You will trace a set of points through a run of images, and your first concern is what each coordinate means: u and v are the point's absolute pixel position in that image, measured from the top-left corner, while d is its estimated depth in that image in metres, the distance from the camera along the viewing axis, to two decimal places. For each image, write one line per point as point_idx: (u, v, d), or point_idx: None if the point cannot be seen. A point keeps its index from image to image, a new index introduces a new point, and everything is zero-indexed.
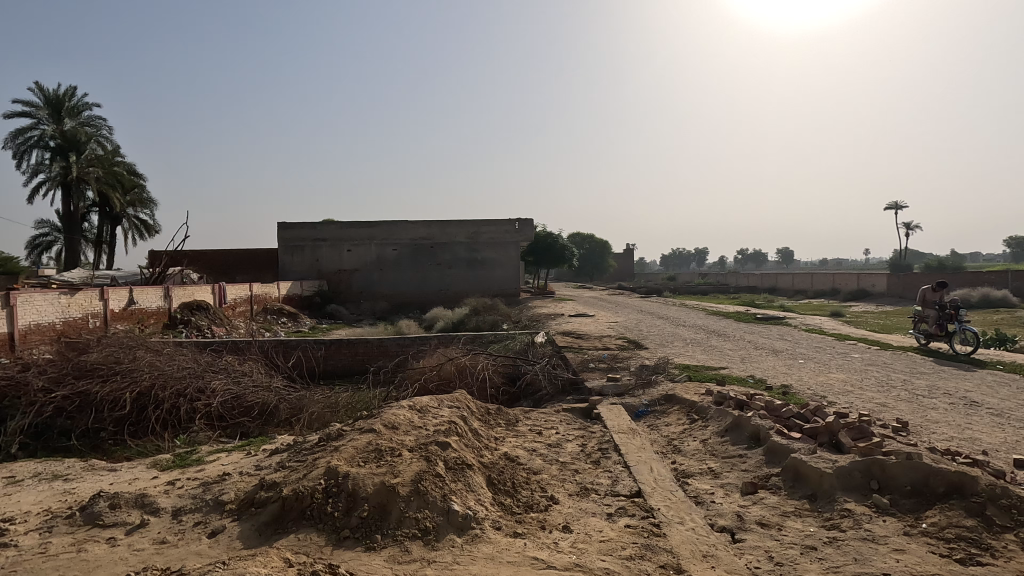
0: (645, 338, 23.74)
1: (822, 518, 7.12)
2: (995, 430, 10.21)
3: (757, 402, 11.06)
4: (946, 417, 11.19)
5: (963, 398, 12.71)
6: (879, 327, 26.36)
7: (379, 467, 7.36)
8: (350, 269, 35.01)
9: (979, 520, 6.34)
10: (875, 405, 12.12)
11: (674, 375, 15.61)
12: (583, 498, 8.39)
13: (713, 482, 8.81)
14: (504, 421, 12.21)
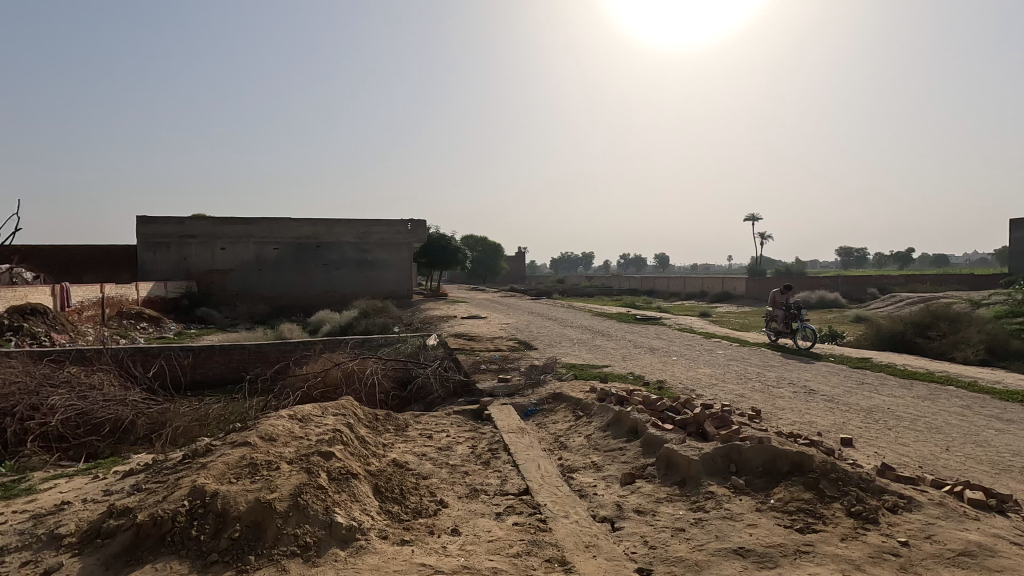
0: (535, 338, 24.44)
1: (689, 502, 7.79)
2: (827, 414, 11.85)
3: (636, 397, 11.84)
4: (790, 404, 12.77)
5: (805, 387, 14.56)
6: (739, 325, 29.46)
7: (253, 483, 6.84)
8: (224, 268, 32.25)
9: (815, 493, 7.26)
10: (734, 396, 13.51)
11: (562, 374, 16.24)
12: (472, 500, 8.43)
13: (595, 475, 9.29)
14: (392, 426, 11.93)
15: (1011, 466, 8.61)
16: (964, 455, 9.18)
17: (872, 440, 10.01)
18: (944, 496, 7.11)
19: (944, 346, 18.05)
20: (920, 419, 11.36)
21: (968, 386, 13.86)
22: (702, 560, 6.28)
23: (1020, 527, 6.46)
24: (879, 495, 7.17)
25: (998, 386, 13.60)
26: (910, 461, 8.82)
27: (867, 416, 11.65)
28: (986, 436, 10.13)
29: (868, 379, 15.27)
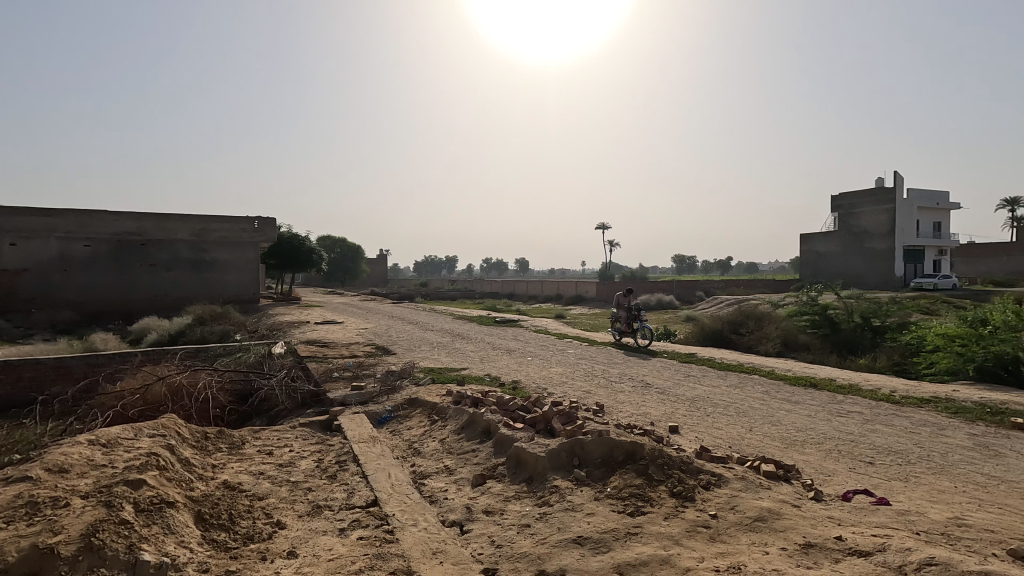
0: (394, 343, 23.79)
1: (536, 497, 8.06)
2: (659, 405, 13.11)
3: (490, 399, 12.01)
4: (629, 397, 13.93)
5: (642, 381, 15.95)
6: (590, 326, 31.59)
7: (30, 527, 5.82)
8: (13, 267, 26.81)
9: (645, 478, 7.92)
10: (582, 393, 14.39)
11: (419, 378, 15.98)
12: (314, 518, 7.88)
13: (447, 480, 9.24)
14: (225, 445, 10.74)
15: (796, 441, 10.20)
16: (764, 435, 10.68)
17: (694, 426, 11.29)
18: (747, 471, 8.18)
19: (752, 340, 21.00)
20: (732, 405, 13.02)
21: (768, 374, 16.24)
22: (545, 552, 6.50)
23: (801, 492, 7.64)
24: (696, 475, 8.03)
25: (790, 373, 16.13)
26: (723, 443, 10.04)
27: (690, 405, 13.11)
28: (780, 417, 11.91)
29: (694, 372, 17.20)
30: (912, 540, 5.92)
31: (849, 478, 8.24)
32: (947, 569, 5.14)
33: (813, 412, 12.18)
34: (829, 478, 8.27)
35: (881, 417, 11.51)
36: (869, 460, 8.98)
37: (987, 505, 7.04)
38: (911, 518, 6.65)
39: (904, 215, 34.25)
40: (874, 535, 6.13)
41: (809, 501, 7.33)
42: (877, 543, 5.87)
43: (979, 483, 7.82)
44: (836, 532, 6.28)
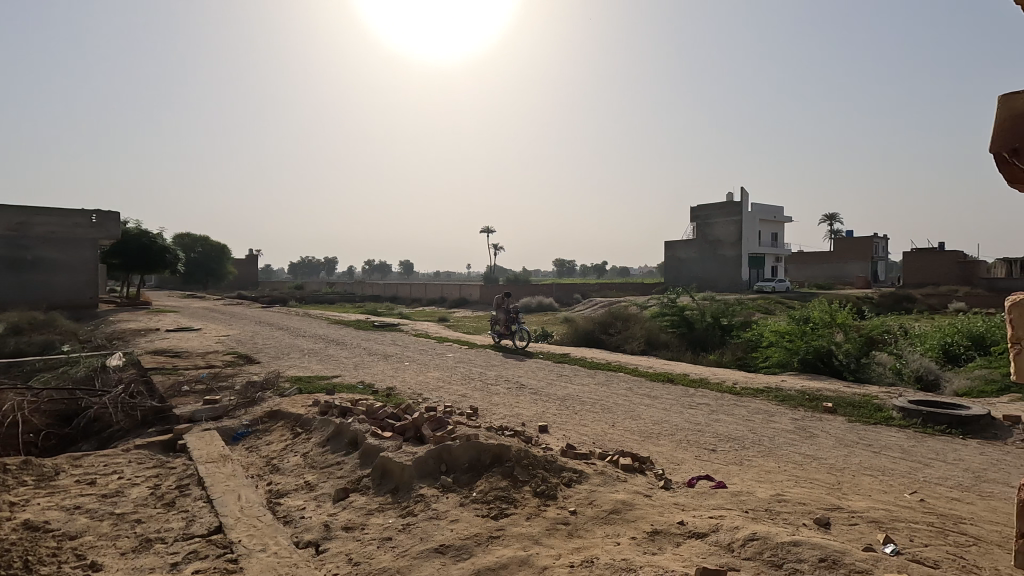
0: (258, 351, 21.89)
1: (400, 508, 7.62)
2: (531, 405, 13.36)
3: (360, 407, 11.38)
4: (503, 399, 14.07)
5: (516, 383, 16.12)
6: (473, 327, 31.68)
7: None
8: None
9: (510, 479, 7.88)
10: (457, 397, 14.25)
11: (285, 388, 14.78)
12: (141, 555, 6.80)
13: (306, 497, 8.50)
14: (32, 475, 9.02)
15: (653, 433, 10.83)
16: (626, 430, 11.20)
17: (563, 424, 11.64)
18: (606, 467, 8.45)
19: (619, 339, 22.18)
20: (598, 403, 13.56)
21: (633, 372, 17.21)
22: (403, 565, 6.08)
23: (654, 483, 7.98)
24: (558, 475, 8.12)
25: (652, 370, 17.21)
26: (586, 440, 10.37)
27: (561, 404, 13.52)
28: (640, 412, 12.61)
29: (567, 372, 17.80)
30: (739, 519, 6.21)
31: (695, 466, 8.84)
32: (762, 541, 5.37)
33: (668, 405, 13.05)
34: (678, 467, 8.81)
35: (728, 408, 12.59)
36: (713, 448, 9.73)
37: (801, 480, 7.84)
38: (743, 496, 7.00)
39: (748, 226, 38.51)
40: (711, 517, 6.39)
41: (659, 491, 7.64)
42: (710, 525, 6.09)
43: (797, 462, 8.76)
44: (679, 517, 6.48)
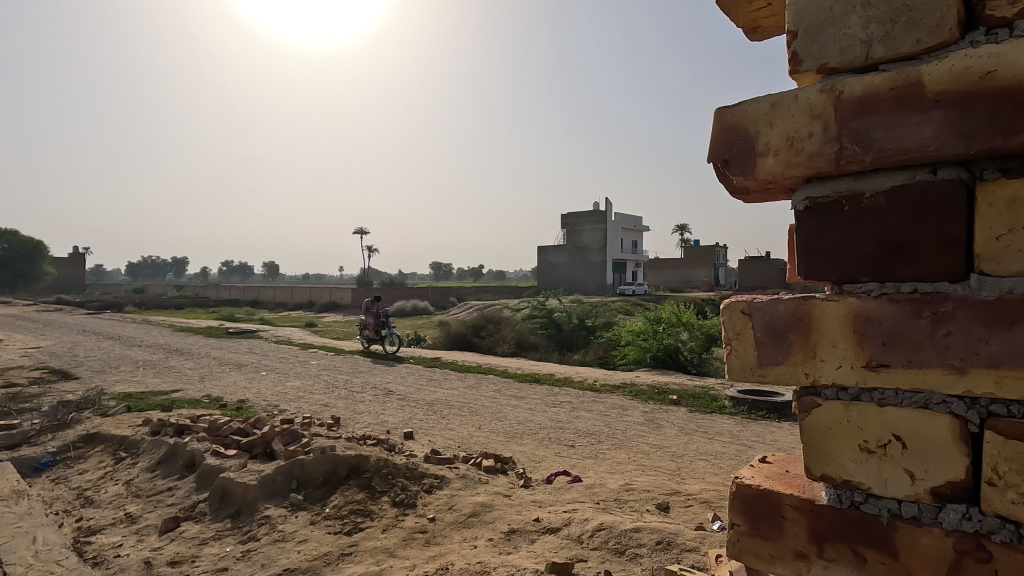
0: (74, 366, 18.30)
1: (239, 534, 5.56)
2: (398, 412, 12.49)
3: (201, 424, 8.50)
4: (368, 408, 13.04)
5: (384, 394, 14.63)
6: (344, 333, 29.75)
7: None
8: None
9: (367, 492, 5.96)
10: (318, 408, 12.85)
11: (110, 407, 12.16)
12: None
13: (125, 531, 6.00)
14: None
15: (521, 435, 10.20)
16: (491, 432, 10.51)
17: (430, 427, 10.77)
18: (468, 469, 6.80)
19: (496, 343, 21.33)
20: (470, 411, 12.49)
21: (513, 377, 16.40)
22: None
23: (516, 482, 6.68)
24: (417, 481, 6.22)
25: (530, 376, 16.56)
26: (454, 445, 9.17)
27: (428, 409, 12.72)
28: (511, 418, 11.78)
29: (436, 377, 17.18)
30: (589, 511, 5.27)
31: (556, 462, 8.20)
32: (612, 532, 4.49)
33: (539, 411, 12.45)
34: (539, 464, 8.08)
35: (589, 409, 12.43)
36: (572, 444, 9.38)
37: (648, 467, 7.88)
38: (595, 489, 6.33)
39: (613, 237, 40.84)
40: (563, 511, 5.28)
41: (520, 490, 6.37)
42: (563, 518, 5.03)
43: (643, 451, 8.96)
44: (533, 514, 5.27)
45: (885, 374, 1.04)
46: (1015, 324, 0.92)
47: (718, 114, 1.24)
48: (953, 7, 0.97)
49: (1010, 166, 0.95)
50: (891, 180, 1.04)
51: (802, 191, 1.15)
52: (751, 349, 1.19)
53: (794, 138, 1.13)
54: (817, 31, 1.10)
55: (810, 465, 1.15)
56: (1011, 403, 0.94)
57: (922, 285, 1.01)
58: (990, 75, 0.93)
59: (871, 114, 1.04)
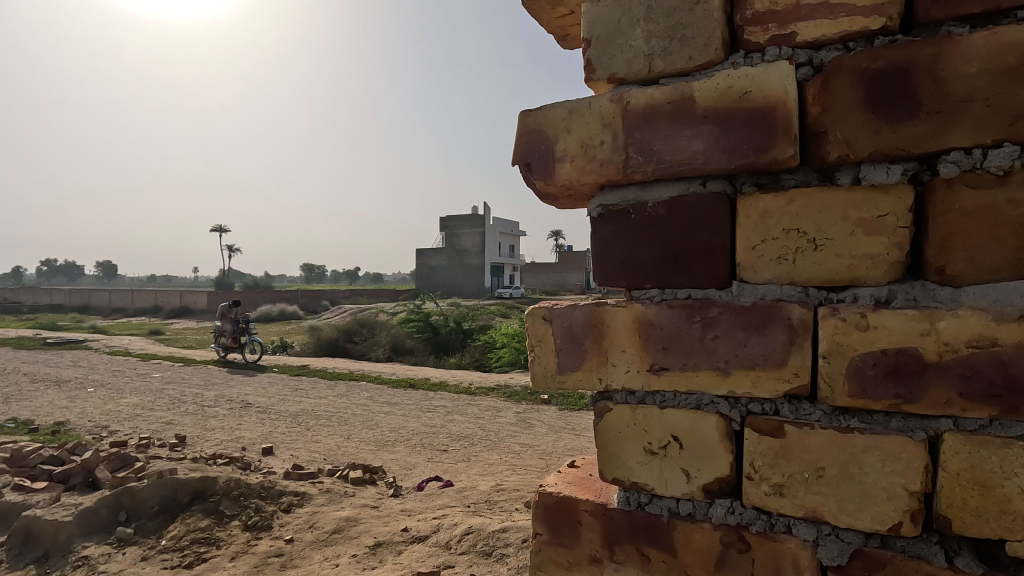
0: None
1: None
2: (261, 388, 9.97)
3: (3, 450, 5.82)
4: (216, 387, 10.26)
5: (214, 391, 9.88)
6: (195, 343, 25.61)
7: None
8: None
9: (215, 517, 4.21)
10: (145, 395, 9.79)
11: None
12: None
13: None
14: None
15: (392, 440, 6.61)
16: (335, 418, 7.67)
17: (291, 406, 8.50)
18: (332, 479, 4.89)
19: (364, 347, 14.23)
20: (331, 407, 8.34)
21: (358, 377, 10.90)
22: None
23: (385, 492, 4.76)
24: (274, 501, 4.40)
25: (387, 374, 11.30)
26: (318, 455, 5.94)
27: (294, 385, 10.28)
28: (385, 416, 7.77)
29: (288, 357, 14.05)
30: (460, 515, 4.07)
31: (430, 469, 5.55)
32: (480, 534, 3.60)
33: (415, 406, 8.46)
34: (410, 472, 5.44)
35: (475, 403, 8.73)
36: (444, 448, 6.30)
37: (515, 466, 5.62)
38: (467, 492, 4.68)
39: (494, 237, 40.40)
40: (432, 518, 4.07)
41: (389, 500, 4.56)
42: (430, 526, 3.88)
43: (516, 448, 6.29)
44: (399, 524, 3.98)
45: (665, 376, 1.07)
46: (765, 329, 0.99)
47: (522, 117, 1.22)
48: (718, 30, 1.03)
49: (762, 182, 1.03)
50: (669, 193, 1.08)
51: (596, 198, 1.17)
52: (552, 356, 1.18)
53: (588, 145, 1.14)
54: (607, 41, 1.13)
55: (608, 471, 1.16)
56: (767, 400, 1.01)
57: (695, 293, 1.06)
58: (746, 95, 0.99)
59: (650, 126, 1.07)
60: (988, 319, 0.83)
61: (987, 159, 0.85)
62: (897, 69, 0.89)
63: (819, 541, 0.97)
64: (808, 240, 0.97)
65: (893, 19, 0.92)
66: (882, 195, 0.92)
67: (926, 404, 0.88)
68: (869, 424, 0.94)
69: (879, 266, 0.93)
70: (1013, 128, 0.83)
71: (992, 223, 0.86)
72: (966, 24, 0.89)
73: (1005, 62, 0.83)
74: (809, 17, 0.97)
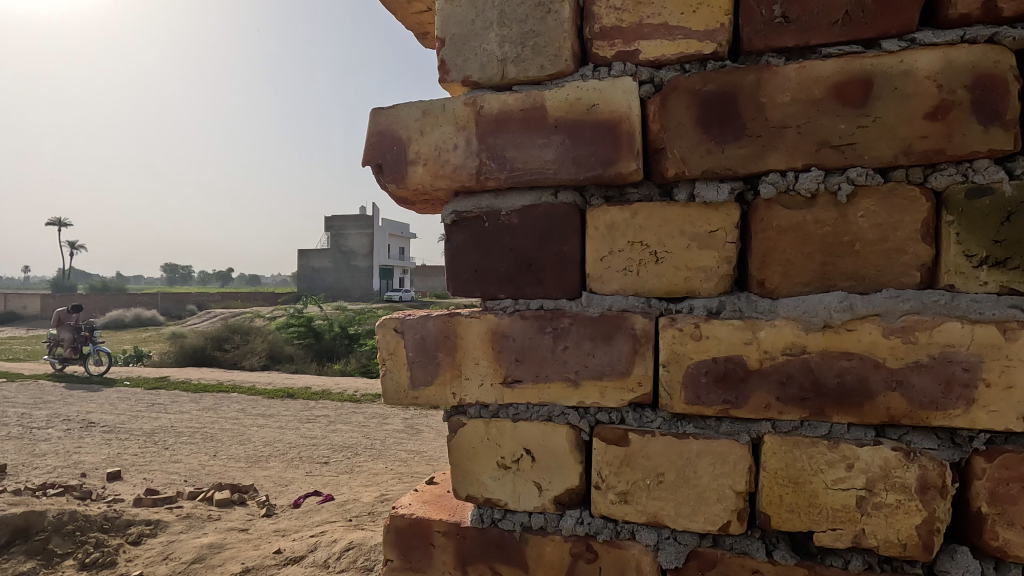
0: None
1: None
2: (107, 407, 8.54)
3: None
4: (45, 407, 8.61)
5: (44, 411, 8.31)
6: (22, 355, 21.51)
7: None
8: None
9: (40, 560, 3.27)
10: None
11: None
12: None
13: None
14: None
15: (266, 455, 5.93)
16: (198, 436, 6.76)
17: (142, 425, 7.35)
18: (194, 505, 4.14)
19: (235, 356, 12.95)
20: (195, 424, 7.39)
21: (228, 389, 9.88)
22: None
23: (256, 513, 4.10)
24: (118, 534, 3.58)
25: (264, 384, 10.32)
26: (176, 478, 5.16)
27: (148, 401, 8.95)
28: (259, 429, 7.04)
29: (140, 370, 12.24)
30: (342, 530, 3.42)
31: (308, 483, 4.93)
32: (362, 551, 2.99)
33: (294, 417, 7.76)
34: (285, 489, 4.78)
35: (362, 410, 8.14)
36: (326, 459, 5.71)
37: (406, 473, 5.20)
38: (349, 505, 4.18)
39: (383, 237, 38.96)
40: (308, 536, 3.42)
41: (261, 521, 3.93)
42: (307, 545, 3.19)
43: (409, 454, 5.87)
44: (271, 546, 3.30)
45: (518, 389, 1.05)
46: (611, 340, 1.00)
47: (373, 115, 1.14)
48: (568, 42, 1.04)
49: (609, 196, 1.05)
50: (522, 201, 1.07)
51: (451, 204, 1.12)
52: (405, 370, 1.11)
53: (441, 147, 1.08)
54: (462, 42, 1.10)
55: (463, 489, 1.11)
56: (614, 410, 1.02)
57: (547, 303, 1.05)
58: (593, 109, 1.01)
59: (504, 132, 1.05)
60: (799, 329, 0.91)
61: (798, 181, 0.93)
62: (726, 92, 0.95)
63: (659, 546, 0.99)
64: (649, 253, 1.00)
65: (722, 45, 0.98)
66: (713, 212, 0.97)
67: (749, 408, 0.94)
68: (702, 430, 0.98)
69: (711, 279, 0.98)
70: (818, 155, 0.91)
71: (802, 241, 0.94)
72: (782, 57, 0.96)
73: (812, 93, 0.91)
74: (650, 37, 1.01)
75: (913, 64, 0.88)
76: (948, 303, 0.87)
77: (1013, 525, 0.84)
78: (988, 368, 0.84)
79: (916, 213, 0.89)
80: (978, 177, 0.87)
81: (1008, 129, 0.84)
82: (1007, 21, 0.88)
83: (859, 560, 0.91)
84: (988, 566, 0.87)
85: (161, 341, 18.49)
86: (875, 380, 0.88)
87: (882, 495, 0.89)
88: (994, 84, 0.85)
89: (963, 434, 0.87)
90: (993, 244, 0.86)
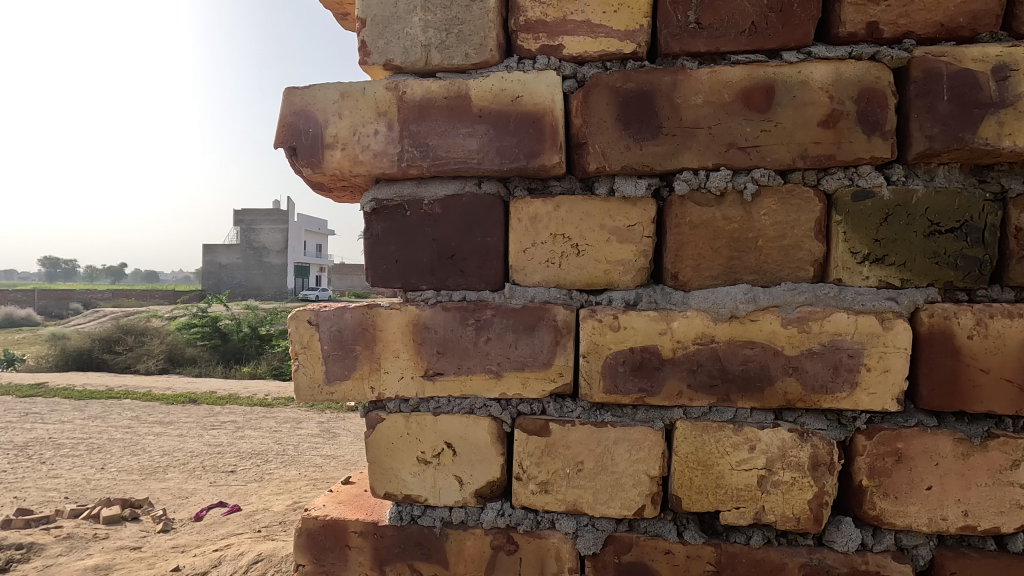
0: None
1: None
2: None
3: None
4: None
5: None
6: None
7: None
8: None
9: None
10: None
11: None
12: None
13: None
14: None
15: (163, 465, 5.46)
16: (81, 448, 6.06)
17: (11, 437, 6.50)
18: (77, 525, 3.71)
19: (127, 359, 11.79)
20: (78, 434, 6.65)
21: (119, 395, 8.99)
22: None
23: (151, 529, 3.75)
24: None
25: (161, 389, 9.48)
26: (54, 495, 4.61)
27: (16, 411, 7.89)
28: (155, 438, 6.47)
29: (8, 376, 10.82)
30: (250, 542, 3.21)
31: (211, 493, 4.59)
32: (272, 561, 2.74)
33: (196, 424, 7.18)
34: (184, 501, 4.41)
35: (273, 414, 7.73)
36: (233, 468, 5.35)
37: (320, 481, 4.96)
38: (257, 515, 3.93)
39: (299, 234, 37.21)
40: (211, 550, 3.18)
41: (156, 537, 3.60)
42: (210, 560, 2.95)
43: (324, 461, 5.61)
44: (169, 563, 3.03)
45: (439, 383, 1.03)
46: (533, 331, 1.00)
47: (286, 94, 1.07)
48: (493, 32, 1.03)
49: (532, 188, 1.06)
50: (445, 191, 1.05)
51: (371, 192, 1.08)
52: (319, 364, 1.05)
53: (359, 132, 1.04)
54: (384, 24, 1.06)
55: (380, 488, 1.07)
56: (535, 401, 1.03)
57: (469, 295, 1.04)
58: (517, 101, 1.01)
59: (426, 119, 1.02)
60: (709, 319, 0.95)
61: (709, 180, 0.98)
62: (644, 91, 0.98)
63: (578, 533, 1.01)
64: (571, 245, 1.01)
65: (641, 46, 1.01)
66: (631, 207, 1.00)
67: (663, 396, 0.97)
68: (619, 418, 1.00)
69: (629, 271, 1.01)
70: (726, 156, 0.97)
71: (712, 237, 0.99)
72: (695, 61, 1.02)
73: (722, 96, 0.97)
74: (573, 33, 1.02)
75: (809, 75, 0.95)
76: (837, 295, 0.95)
77: (888, 495, 0.94)
78: (869, 355, 0.93)
79: (810, 213, 0.97)
80: (862, 181, 0.96)
81: (887, 139, 0.94)
82: (887, 42, 0.97)
83: (759, 535, 0.98)
84: (867, 534, 0.96)
85: (37, 343, 16.47)
86: (774, 367, 0.94)
87: (779, 474, 0.95)
88: (875, 98, 0.94)
89: (848, 415, 0.96)
90: (874, 242, 0.95)
